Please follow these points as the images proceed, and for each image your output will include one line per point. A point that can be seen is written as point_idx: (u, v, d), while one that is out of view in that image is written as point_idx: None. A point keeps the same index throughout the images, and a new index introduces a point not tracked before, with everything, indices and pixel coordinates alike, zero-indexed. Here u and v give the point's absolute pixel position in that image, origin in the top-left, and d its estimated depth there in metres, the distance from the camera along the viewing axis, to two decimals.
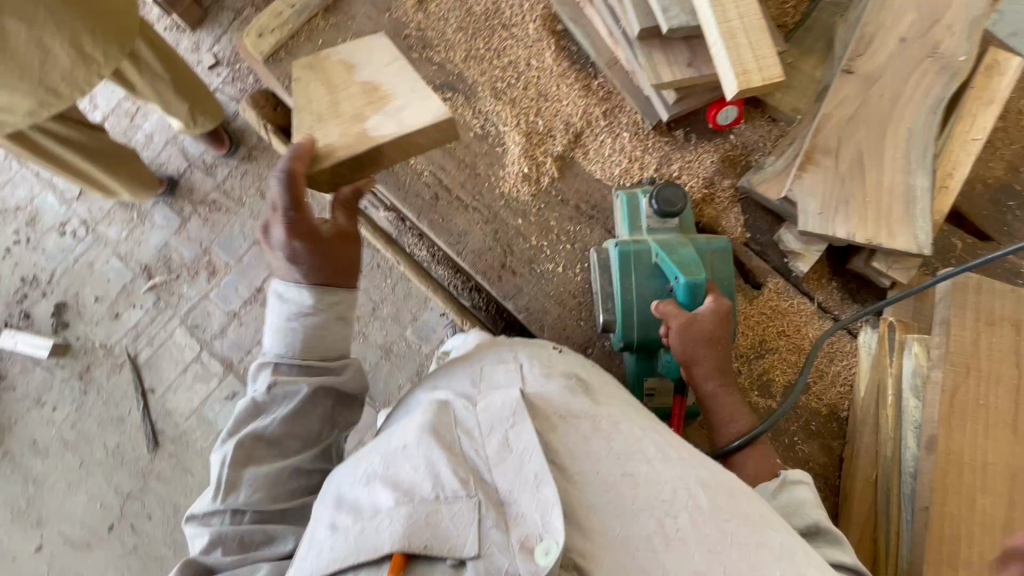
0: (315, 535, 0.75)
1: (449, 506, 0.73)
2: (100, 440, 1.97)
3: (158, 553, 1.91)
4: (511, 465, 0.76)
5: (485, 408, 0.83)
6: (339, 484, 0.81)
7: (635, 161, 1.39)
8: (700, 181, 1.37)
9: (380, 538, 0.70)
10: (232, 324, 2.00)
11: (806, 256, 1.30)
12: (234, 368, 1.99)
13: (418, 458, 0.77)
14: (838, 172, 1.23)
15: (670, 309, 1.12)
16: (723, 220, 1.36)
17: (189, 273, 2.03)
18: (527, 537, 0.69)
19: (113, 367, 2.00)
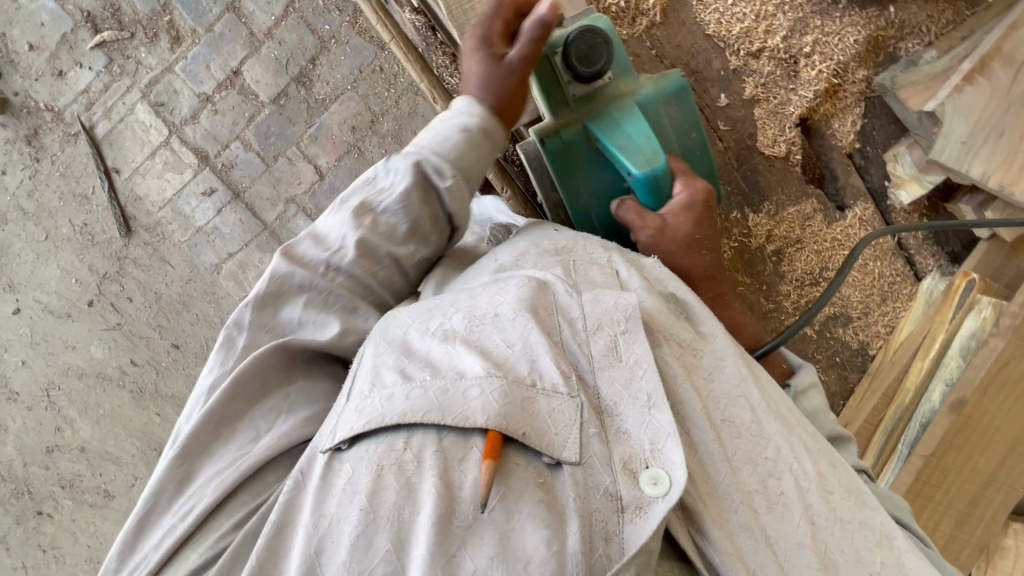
0: (380, 378, 0.71)
1: (546, 398, 0.72)
2: (65, 216, 1.82)
3: (143, 333, 1.94)
4: (620, 374, 0.75)
5: (595, 303, 0.80)
6: (409, 325, 0.77)
7: (762, 20, 1.11)
8: (833, 64, 1.12)
9: (472, 406, 0.68)
10: (205, 110, 1.73)
11: (912, 185, 1.15)
12: (210, 162, 1.77)
13: (513, 334, 0.76)
14: (1005, 95, 1.05)
15: (632, 215, 1.00)
16: (839, 121, 1.17)
17: (148, 34, 1.67)
18: (630, 460, 0.70)
19: (66, 137, 1.75)
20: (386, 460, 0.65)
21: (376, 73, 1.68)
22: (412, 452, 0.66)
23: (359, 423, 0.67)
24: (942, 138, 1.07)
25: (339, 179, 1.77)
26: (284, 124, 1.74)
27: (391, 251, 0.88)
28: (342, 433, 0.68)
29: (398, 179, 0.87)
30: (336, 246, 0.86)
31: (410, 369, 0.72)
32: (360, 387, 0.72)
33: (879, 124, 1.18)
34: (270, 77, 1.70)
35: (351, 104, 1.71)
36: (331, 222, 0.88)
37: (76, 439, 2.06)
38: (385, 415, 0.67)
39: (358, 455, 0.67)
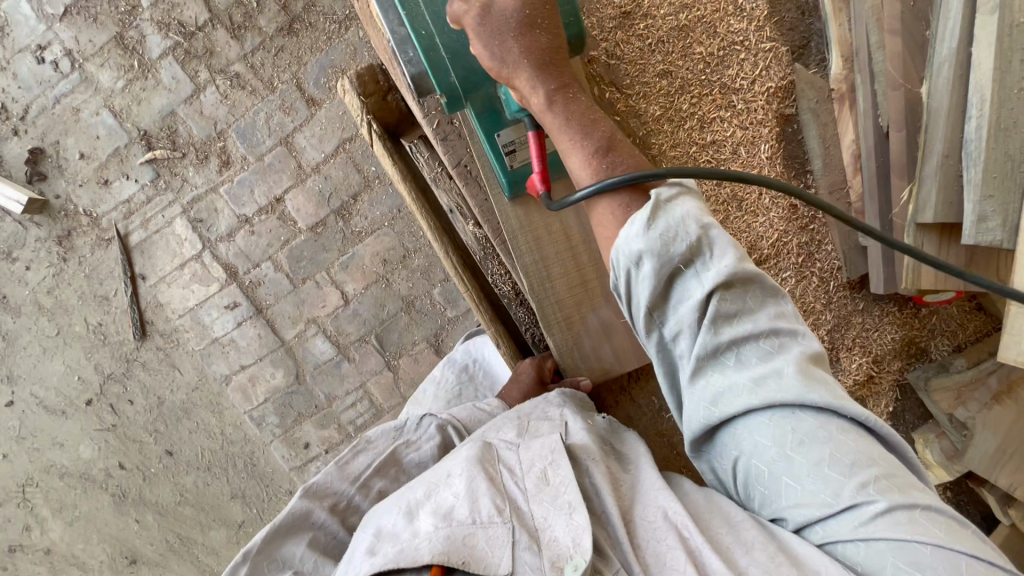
0: (352, 555, 0.75)
1: (484, 529, 0.73)
2: (81, 314, 1.81)
3: (137, 436, 1.89)
4: (547, 495, 0.77)
5: (527, 449, 0.86)
6: (381, 513, 0.80)
7: (809, 314, 1.08)
8: (870, 356, 1.12)
9: (421, 550, 0.71)
10: (242, 230, 1.77)
11: (939, 469, 1.16)
12: (238, 278, 1.80)
13: (461, 484, 0.79)
14: None
15: (456, 5, 0.69)
16: (874, 402, 1.16)
17: (198, 156, 1.73)
18: (557, 558, 0.70)
19: (98, 240, 1.77)
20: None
21: (415, 213, 1.76)
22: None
23: None
24: (973, 447, 1.12)
25: (364, 307, 1.81)
26: (317, 251, 1.79)
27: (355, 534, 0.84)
28: None
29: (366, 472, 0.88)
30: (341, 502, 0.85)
31: (376, 545, 0.74)
32: (340, 570, 0.76)
33: (909, 405, 1.19)
34: (312, 207, 1.76)
35: (386, 239, 1.78)
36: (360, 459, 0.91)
37: (43, 539, 1.94)
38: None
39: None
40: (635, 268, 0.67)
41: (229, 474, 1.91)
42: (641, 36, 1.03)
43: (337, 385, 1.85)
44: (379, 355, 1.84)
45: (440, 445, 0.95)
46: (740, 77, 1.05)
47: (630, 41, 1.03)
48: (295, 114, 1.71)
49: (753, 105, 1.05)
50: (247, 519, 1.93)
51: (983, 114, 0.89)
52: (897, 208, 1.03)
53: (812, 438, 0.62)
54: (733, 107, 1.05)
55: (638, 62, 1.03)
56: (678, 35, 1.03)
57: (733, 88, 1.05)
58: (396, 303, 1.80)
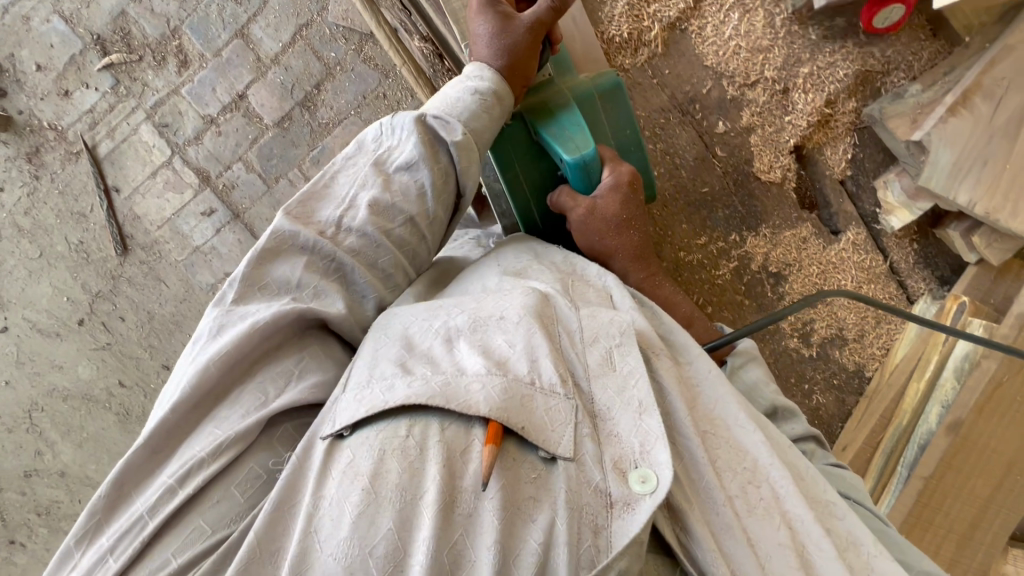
0: (382, 369, 0.74)
1: (542, 395, 0.74)
2: (61, 233, 1.82)
3: (133, 352, 1.91)
4: (614, 381, 0.78)
5: (592, 317, 0.84)
6: (412, 322, 0.81)
7: (755, 53, 1.21)
8: (824, 96, 1.21)
9: (475, 396, 0.71)
10: (209, 131, 1.75)
11: (902, 212, 1.22)
12: (211, 183, 1.79)
13: (518, 336, 0.78)
14: (990, 124, 1.11)
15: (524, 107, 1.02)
16: (830, 150, 1.26)
17: (155, 57, 1.70)
18: (620, 459, 0.73)
19: (68, 155, 1.76)
20: (388, 446, 0.68)
21: (380, 97, 1.71)
22: (415, 439, 0.68)
23: (362, 409, 0.70)
24: (930, 167, 1.14)
25: None
26: (286, 147, 1.76)
27: (381, 231, 0.87)
28: (343, 420, 0.71)
29: (404, 137, 0.91)
30: (347, 204, 0.87)
31: (410, 363, 0.75)
32: (361, 378, 0.74)
33: (869, 151, 1.26)
34: (275, 101, 1.73)
35: (353, 129, 1.74)
36: (347, 178, 0.90)
37: (57, 462, 2.00)
38: (384, 402, 0.70)
39: (358, 441, 0.69)
40: None
41: None
42: None
43: None
44: None
45: (424, 140, 0.90)
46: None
47: None
48: (248, 4, 1.69)
49: None
50: None
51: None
52: None
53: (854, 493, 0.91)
54: None
55: None
56: None
57: None
58: None
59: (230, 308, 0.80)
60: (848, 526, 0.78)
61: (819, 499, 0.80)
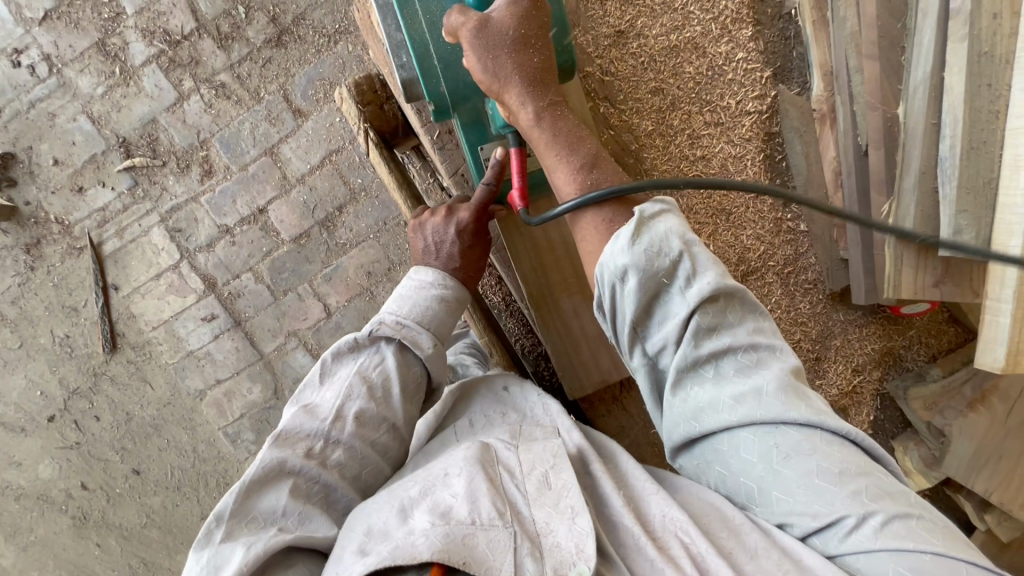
0: (340, 561, 0.68)
1: (484, 531, 0.69)
2: (47, 325, 1.73)
3: (103, 454, 1.81)
4: (550, 498, 0.74)
5: (528, 451, 0.82)
6: (376, 507, 0.73)
7: (797, 324, 1.22)
8: (853, 364, 1.26)
9: (417, 544, 0.66)
10: (223, 241, 1.74)
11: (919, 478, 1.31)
12: (216, 290, 1.76)
13: (461, 484, 0.74)
14: (1000, 422, 1.25)
15: (454, 18, 0.77)
16: (855, 409, 1.30)
17: (179, 164, 1.70)
18: (559, 566, 0.67)
19: (70, 249, 1.71)
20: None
21: (401, 226, 1.75)
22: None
23: None
24: (950, 454, 1.26)
25: (346, 319, 1.80)
26: (300, 262, 1.76)
27: (366, 443, 0.83)
28: None
29: (382, 348, 0.88)
30: (331, 416, 0.83)
31: (369, 543, 0.68)
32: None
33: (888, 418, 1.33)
34: (295, 218, 1.74)
35: (371, 251, 1.77)
36: (324, 393, 0.86)
37: None
38: None
39: None
40: (620, 284, 0.71)
41: (199, 494, 1.84)
42: (638, 68, 1.13)
43: None
44: None
45: (397, 351, 0.89)
46: (723, 147, 1.16)
47: (629, 72, 1.13)
48: (281, 125, 1.71)
49: (741, 122, 1.16)
50: None
51: (955, 126, 0.98)
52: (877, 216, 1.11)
53: (837, 460, 0.65)
54: (722, 128, 1.16)
55: (632, 99, 1.13)
56: (664, 70, 1.14)
57: (720, 121, 1.16)
58: None
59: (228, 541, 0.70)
60: (757, 541, 0.67)
61: (727, 522, 0.70)
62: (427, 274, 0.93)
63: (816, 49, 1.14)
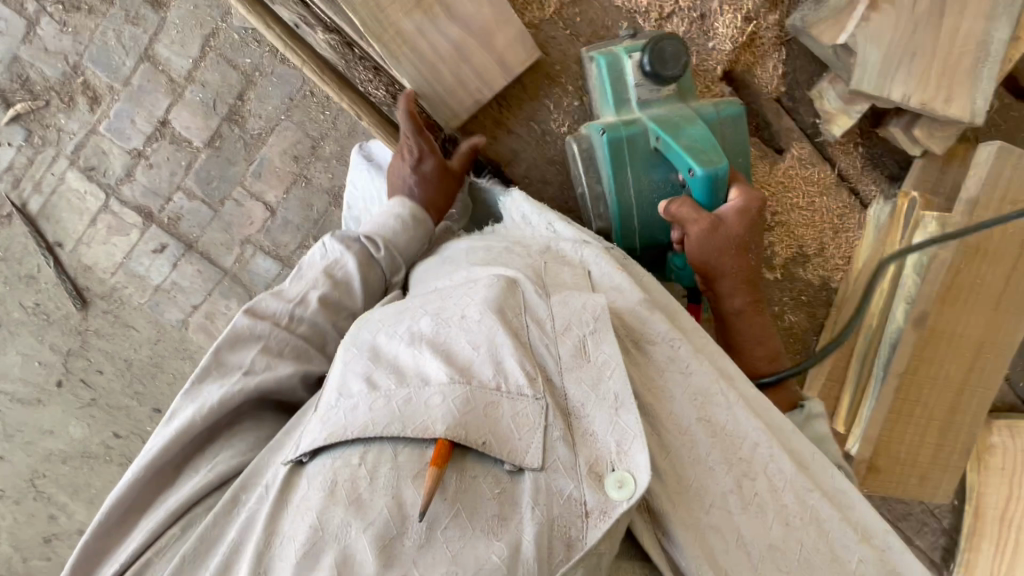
0: (348, 387, 0.72)
1: (510, 400, 0.70)
2: (15, 299, 1.77)
3: (121, 403, 1.89)
4: (588, 371, 0.74)
5: (565, 304, 0.78)
6: (379, 330, 0.77)
7: None
8: (740, 11, 1.14)
9: (432, 415, 0.67)
10: (140, 166, 1.68)
11: (842, 117, 1.17)
12: (155, 218, 1.73)
13: (477, 332, 0.75)
14: (910, 13, 1.04)
15: (685, 209, 0.94)
16: (759, 68, 1.18)
17: (63, 99, 1.61)
18: (598, 463, 0.69)
19: (1, 219, 1.70)
20: (337, 474, 0.65)
21: (309, 97, 1.66)
22: (366, 466, 0.65)
23: (321, 436, 0.68)
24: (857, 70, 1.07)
25: (292, 212, 1.75)
26: (223, 166, 1.70)
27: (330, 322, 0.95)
28: (303, 445, 0.69)
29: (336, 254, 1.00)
30: (297, 300, 0.94)
31: (375, 374, 0.72)
32: (331, 398, 0.72)
33: (801, 66, 1.19)
34: (200, 120, 1.65)
35: (289, 133, 1.68)
36: (294, 285, 0.97)
37: (73, 523, 1.99)
38: (346, 426, 0.68)
39: (316, 466, 0.68)
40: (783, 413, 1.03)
41: None
42: None
43: None
44: None
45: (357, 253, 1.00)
46: None
47: None
48: (145, 23, 1.58)
49: None
50: None
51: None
52: None
53: None
54: None
55: None
56: None
57: None
58: (323, 198, 1.73)
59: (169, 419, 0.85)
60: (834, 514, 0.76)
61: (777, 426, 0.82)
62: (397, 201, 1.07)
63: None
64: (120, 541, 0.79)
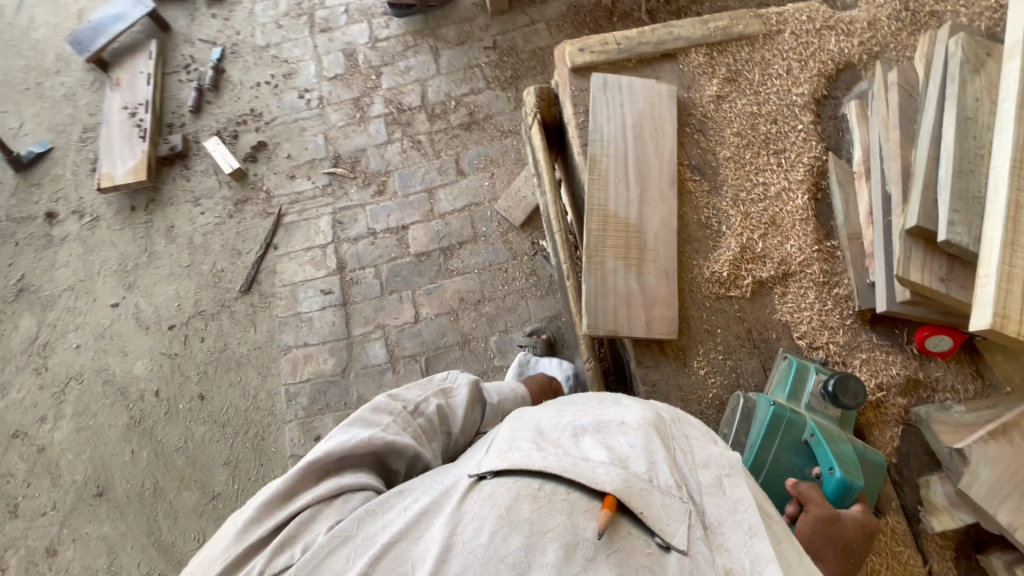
0: (518, 441, 0.83)
1: (660, 494, 0.79)
2: (214, 257, 2.21)
3: (185, 371, 2.08)
4: (724, 502, 0.81)
5: (700, 447, 0.89)
6: (541, 416, 0.91)
7: (826, 329, 1.07)
8: (876, 385, 1.07)
9: (601, 476, 0.77)
10: (367, 239, 2.20)
11: (942, 517, 1.05)
12: (343, 272, 2.16)
13: (637, 437, 0.85)
14: None
15: (815, 502, 0.88)
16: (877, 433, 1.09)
17: (364, 181, 2.28)
18: (729, 567, 0.75)
19: (262, 212, 2.26)
20: (523, 491, 0.75)
21: (501, 270, 2.11)
22: (545, 493, 0.75)
23: (502, 462, 0.79)
24: (970, 479, 1.00)
25: (427, 330, 2.07)
26: (413, 273, 2.14)
27: (440, 425, 1.06)
28: (486, 465, 0.79)
29: (460, 384, 1.15)
30: (411, 408, 1.04)
31: (542, 441, 0.84)
32: (501, 442, 0.85)
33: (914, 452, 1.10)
34: (425, 240, 2.18)
35: (471, 282, 2.11)
36: (413, 392, 1.08)
37: (45, 437, 2.04)
38: (527, 461, 0.79)
39: (497, 482, 0.77)
40: None
41: (237, 438, 2.00)
42: (733, 84, 1.18)
43: (373, 390, 2.01)
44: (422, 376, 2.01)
45: (473, 391, 1.15)
46: (793, 169, 1.13)
47: (725, 87, 1.18)
48: (446, 176, 2.27)
49: (806, 145, 1.14)
50: (224, 492, 1.95)
51: (950, 159, 0.97)
52: (892, 220, 1.03)
53: None
54: (790, 147, 1.14)
55: (718, 105, 1.16)
56: (753, 94, 1.17)
57: (792, 139, 1.14)
58: (455, 336, 2.05)
59: (342, 430, 0.94)
60: None
61: None
62: (510, 384, 1.33)
63: (859, 113, 1.15)
64: (264, 524, 0.81)
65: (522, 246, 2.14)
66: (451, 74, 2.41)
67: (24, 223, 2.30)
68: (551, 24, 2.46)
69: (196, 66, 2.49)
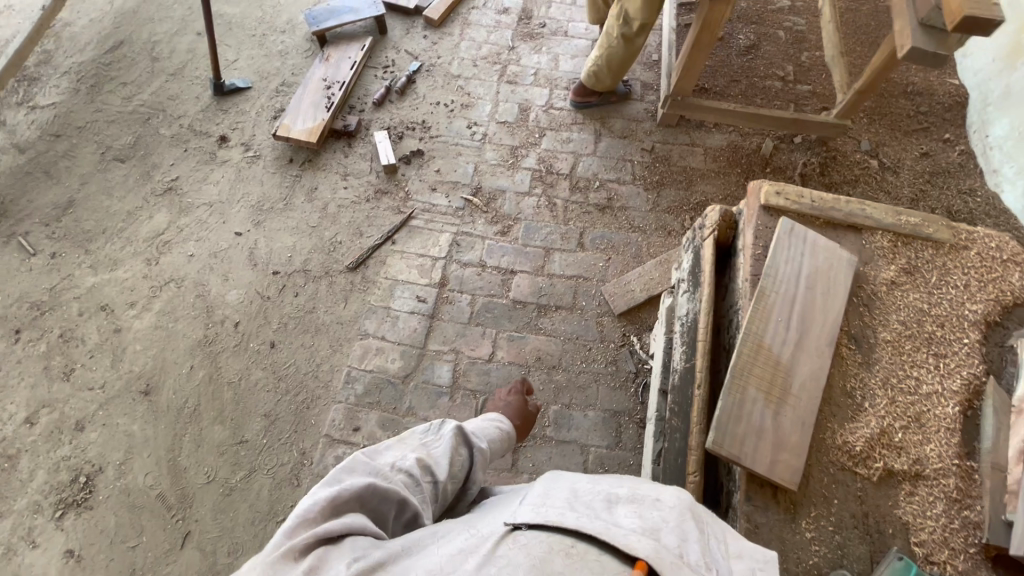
0: (549, 502, 0.86)
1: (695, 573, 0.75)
2: (338, 229, 2.37)
3: (269, 316, 2.18)
4: None
5: (734, 544, 0.85)
6: (574, 483, 0.93)
7: (948, 550, 1.05)
8: None
9: (630, 540, 0.76)
10: (475, 269, 2.30)
11: None
12: (442, 289, 2.26)
13: (670, 515, 0.83)
14: None
15: None
16: None
17: (494, 218, 2.42)
18: None
19: (395, 208, 2.43)
20: (555, 545, 0.77)
21: (585, 347, 2.14)
22: (577, 551, 0.76)
23: (534, 516, 0.82)
24: None
25: (497, 373, 2.09)
26: (504, 315, 2.20)
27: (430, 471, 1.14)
28: (519, 518, 0.83)
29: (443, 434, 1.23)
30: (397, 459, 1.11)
31: (574, 504, 0.85)
32: (537, 501, 0.88)
33: None
34: (526, 291, 2.26)
35: (553, 347, 2.14)
36: (393, 447, 1.15)
37: (126, 321, 2.16)
38: (559, 519, 0.81)
39: (531, 534, 0.79)
40: None
41: (286, 397, 2.04)
42: (908, 280, 1.26)
43: (425, 407, 2.03)
44: (475, 415, 2.01)
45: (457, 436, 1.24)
46: (946, 377, 1.18)
47: (900, 279, 1.26)
48: (567, 243, 2.37)
49: (964, 361, 1.19)
50: (251, 441, 1.97)
51: None
52: None
53: None
54: (948, 358, 1.19)
55: (891, 294, 1.25)
56: (926, 297, 1.24)
57: (952, 350, 1.20)
58: None
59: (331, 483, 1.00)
60: None
61: None
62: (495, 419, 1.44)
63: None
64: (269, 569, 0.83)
65: (613, 333, 2.18)
66: (605, 158, 2.59)
67: (199, 137, 2.57)
68: (709, 152, 2.63)
69: (393, 69, 2.80)
